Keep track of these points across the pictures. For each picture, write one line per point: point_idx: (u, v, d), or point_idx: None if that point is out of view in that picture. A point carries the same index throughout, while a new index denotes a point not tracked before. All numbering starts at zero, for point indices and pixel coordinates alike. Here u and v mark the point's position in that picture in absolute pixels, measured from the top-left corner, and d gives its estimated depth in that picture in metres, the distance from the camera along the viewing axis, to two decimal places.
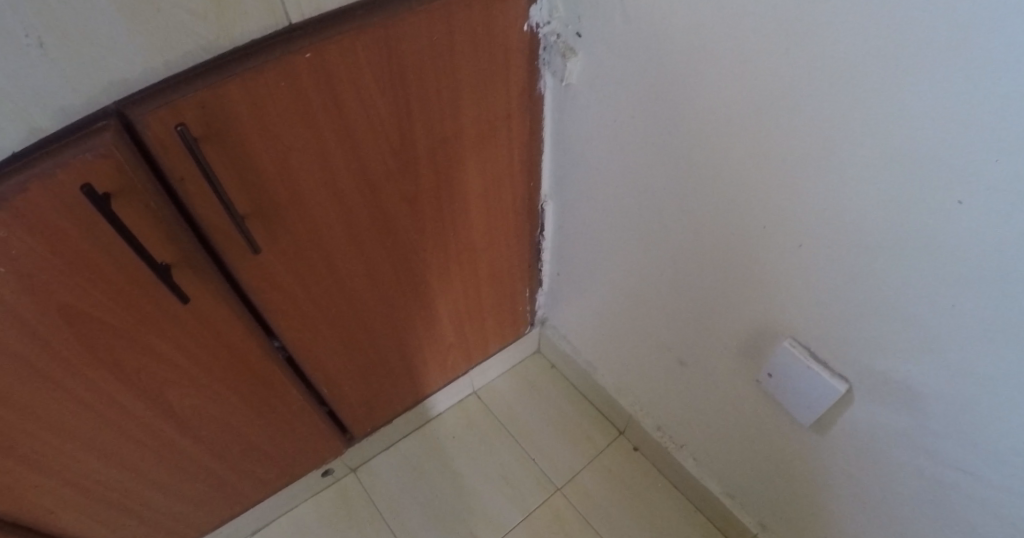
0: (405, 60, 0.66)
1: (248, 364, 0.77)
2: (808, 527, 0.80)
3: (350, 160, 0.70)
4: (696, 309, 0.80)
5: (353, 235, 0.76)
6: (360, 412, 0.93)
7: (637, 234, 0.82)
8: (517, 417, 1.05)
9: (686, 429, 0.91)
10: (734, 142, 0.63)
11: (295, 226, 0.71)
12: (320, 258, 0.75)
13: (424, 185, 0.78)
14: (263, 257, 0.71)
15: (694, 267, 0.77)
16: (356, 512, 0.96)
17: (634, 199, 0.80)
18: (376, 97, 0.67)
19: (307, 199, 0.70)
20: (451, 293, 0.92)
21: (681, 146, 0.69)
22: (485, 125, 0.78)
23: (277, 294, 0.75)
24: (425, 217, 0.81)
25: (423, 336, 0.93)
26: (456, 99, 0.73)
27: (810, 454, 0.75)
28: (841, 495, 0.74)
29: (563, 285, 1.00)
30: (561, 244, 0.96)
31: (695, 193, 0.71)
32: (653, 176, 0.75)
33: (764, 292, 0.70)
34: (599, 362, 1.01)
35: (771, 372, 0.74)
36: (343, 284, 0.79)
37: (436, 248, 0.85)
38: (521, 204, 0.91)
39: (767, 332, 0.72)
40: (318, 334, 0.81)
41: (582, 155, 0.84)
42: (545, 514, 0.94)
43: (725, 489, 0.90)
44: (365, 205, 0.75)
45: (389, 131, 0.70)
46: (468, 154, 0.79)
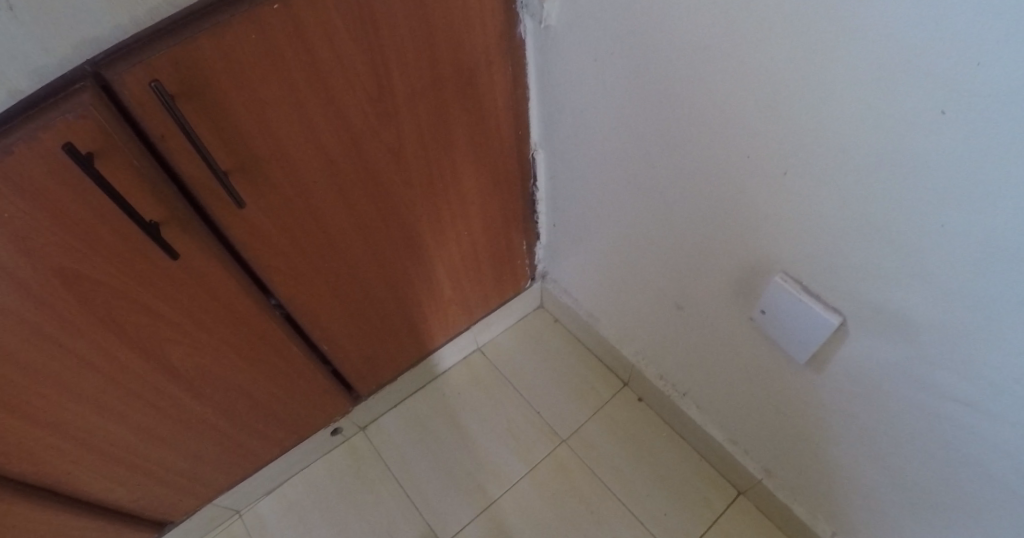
0: (375, 7, 0.65)
1: (247, 323, 0.79)
2: (811, 469, 0.79)
3: (330, 113, 0.70)
4: (690, 250, 0.79)
5: (340, 191, 0.77)
6: (364, 369, 0.95)
7: (628, 177, 0.81)
8: (521, 372, 1.06)
9: (689, 375, 0.90)
10: (712, 70, 0.61)
11: (281, 181, 0.72)
12: (309, 215, 0.76)
13: (408, 138, 0.78)
14: (252, 215, 0.72)
15: (685, 206, 0.75)
16: (367, 468, 0.99)
17: (622, 142, 0.78)
18: (349, 47, 0.66)
19: (290, 154, 0.71)
20: (445, 248, 0.92)
21: (663, 80, 0.67)
22: (466, 74, 0.77)
23: (270, 252, 0.76)
24: (411, 170, 0.81)
25: (422, 292, 0.94)
26: (432, 47, 0.72)
27: (808, 391, 0.74)
28: (841, 432, 0.72)
29: (561, 236, 1.00)
30: (556, 194, 0.95)
31: (681, 128, 0.69)
32: (639, 114, 0.73)
33: (752, 226, 0.68)
34: (601, 312, 1.00)
35: (764, 310, 0.72)
36: (335, 242, 0.81)
37: (426, 203, 0.86)
38: (510, 155, 0.90)
39: (758, 268, 0.71)
40: (315, 291, 0.83)
41: (569, 100, 0.82)
42: (550, 466, 0.95)
43: (729, 436, 0.89)
44: (350, 160, 0.75)
45: (367, 83, 0.70)
46: (451, 104, 0.79)
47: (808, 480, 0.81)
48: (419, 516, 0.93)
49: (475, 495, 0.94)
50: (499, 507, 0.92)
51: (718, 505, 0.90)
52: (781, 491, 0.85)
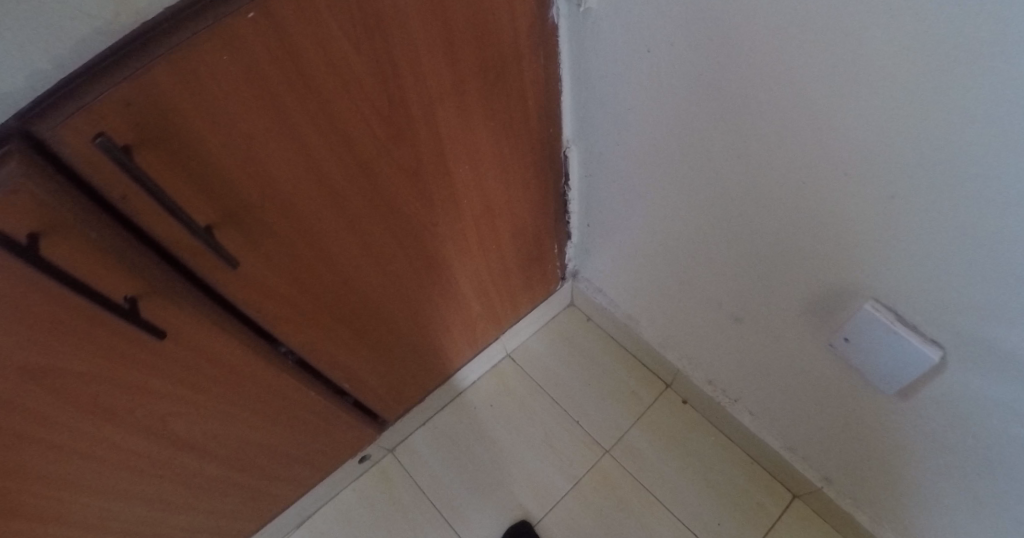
0: (384, 17, 0.51)
1: (254, 378, 0.69)
2: (880, 486, 0.74)
3: (337, 146, 0.57)
4: (751, 272, 0.70)
5: (356, 229, 0.66)
6: (388, 398, 0.87)
7: (679, 190, 0.70)
8: (555, 377, 1.00)
9: (742, 384, 0.84)
10: (798, 106, 0.50)
11: (286, 231, 0.60)
12: (321, 260, 0.65)
13: (427, 158, 0.66)
14: (256, 273, 0.61)
15: (750, 233, 0.65)
16: (402, 494, 0.95)
17: (673, 153, 0.66)
18: (355, 68, 0.53)
19: (295, 200, 0.58)
20: (470, 265, 0.82)
21: (733, 103, 0.55)
22: (491, 79, 0.64)
23: (282, 306, 0.66)
24: (432, 192, 0.70)
25: (445, 310, 0.85)
26: (451, 53, 0.58)
27: (888, 420, 0.67)
28: (919, 458, 0.66)
29: (596, 236, 0.90)
30: (590, 192, 0.84)
31: (753, 154, 0.57)
32: (696, 127, 0.61)
33: (841, 260, 0.58)
34: (641, 315, 0.93)
35: (847, 337, 0.63)
36: (352, 282, 0.70)
37: (450, 223, 0.75)
38: (540, 160, 0.78)
39: (839, 293, 0.61)
40: (329, 333, 0.73)
41: (608, 98, 0.69)
42: (595, 478, 0.92)
43: (785, 443, 0.84)
44: (364, 194, 0.63)
45: (377, 106, 0.57)
46: (474, 114, 0.66)
47: (874, 490, 0.76)
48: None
49: (519, 515, 0.91)
50: (545, 527, 0.89)
51: (773, 510, 0.87)
52: (842, 498, 0.81)
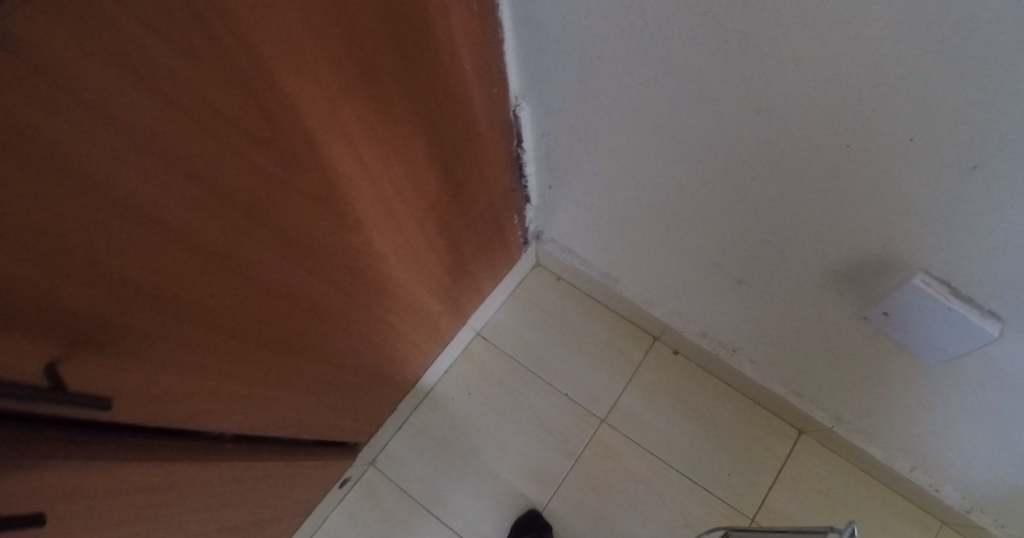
0: (257, 39, 0.33)
1: (199, 482, 0.55)
2: (898, 430, 0.70)
3: (235, 224, 0.40)
4: (757, 241, 0.60)
5: (282, 297, 0.50)
6: (354, 421, 0.77)
7: (665, 156, 0.58)
8: (534, 349, 0.93)
9: (738, 336, 0.78)
10: (848, 71, 0.39)
11: (192, 340, 0.44)
12: (247, 345, 0.50)
13: (355, 186, 0.50)
14: (163, 392, 0.45)
15: (757, 205, 0.56)
16: (393, 506, 0.89)
17: (667, 116, 0.53)
18: (234, 119, 0.35)
19: (197, 306, 0.41)
20: (423, 272, 0.68)
21: (753, 63, 0.44)
22: (417, 65, 0.48)
23: (207, 406, 0.51)
24: (368, 220, 0.54)
25: (405, 324, 0.72)
26: (357, 49, 0.41)
27: (917, 379, 0.60)
28: (944, 409, 0.61)
29: (560, 199, 0.77)
30: (550, 154, 0.70)
31: (777, 124, 0.46)
32: (701, 88, 0.48)
33: (892, 228, 0.48)
34: (620, 273, 0.84)
35: (886, 311, 0.54)
36: (291, 348, 0.55)
37: (396, 242, 0.60)
38: (489, 133, 0.64)
39: (878, 261, 0.52)
40: (269, 403, 0.59)
41: (574, 50, 0.54)
42: (595, 451, 0.87)
43: (791, 388, 0.79)
44: (286, 259, 0.47)
45: (278, 153, 0.39)
46: (403, 114, 0.50)
47: (899, 437, 0.71)
48: None
49: (524, 504, 0.86)
50: (553, 513, 0.85)
51: (780, 449, 0.85)
52: (853, 436, 0.77)
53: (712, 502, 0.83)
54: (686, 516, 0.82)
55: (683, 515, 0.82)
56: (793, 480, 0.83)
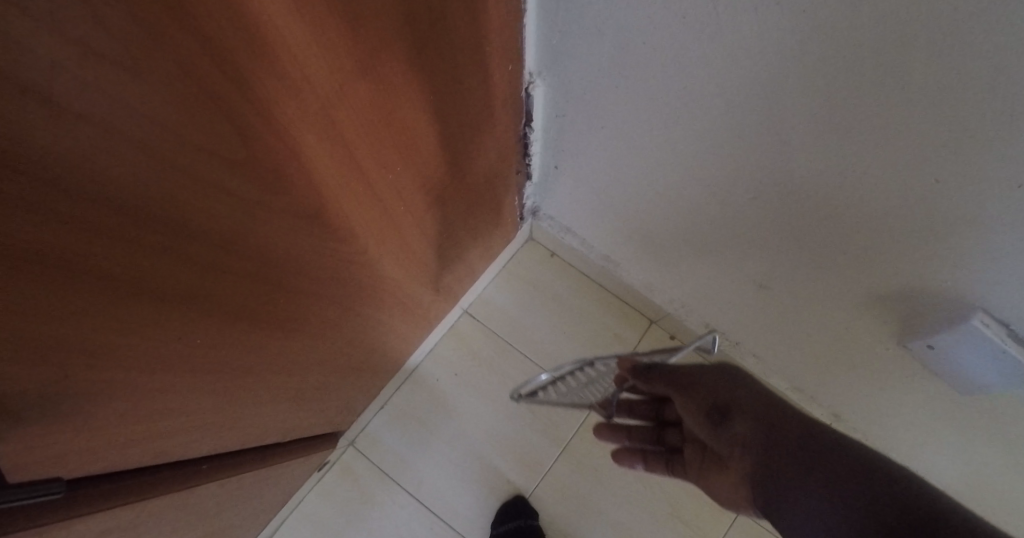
0: (222, 32, 0.25)
1: (181, 508, 0.49)
2: (903, 437, 0.72)
3: (188, 254, 0.32)
4: (804, 247, 0.55)
5: (254, 321, 0.42)
6: (342, 413, 0.71)
7: (707, 140, 0.52)
8: (525, 329, 0.89)
9: (746, 331, 0.74)
10: (973, 87, 0.35)
11: (141, 378, 0.36)
12: (212, 374, 0.42)
13: (347, 199, 0.41)
14: (112, 434, 0.37)
15: (809, 210, 0.52)
16: (372, 486, 0.84)
17: (715, 97, 0.47)
18: (182, 135, 0.26)
19: (140, 343, 0.34)
20: (419, 271, 0.61)
21: (850, 53, 0.38)
22: (431, 55, 0.39)
23: (170, 439, 0.44)
24: (362, 231, 0.45)
25: (395, 323, 0.65)
26: (360, 43, 0.33)
27: (936, 397, 0.61)
28: (951, 428, 0.64)
29: (564, 180, 0.69)
30: (561, 136, 0.62)
31: (859, 114, 0.41)
32: (772, 71, 0.43)
33: (955, 266, 0.47)
34: (622, 259, 0.78)
35: (931, 344, 0.53)
36: (265, 368, 0.48)
37: (392, 247, 0.52)
38: (501, 116, 0.55)
39: (926, 295, 0.51)
40: (254, 419, 0.53)
41: (615, 23, 0.46)
42: (585, 437, 0.86)
43: (792, 385, 0.79)
44: (256, 283, 0.39)
45: (246, 169, 0.31)
46: (412, 113, 0.41)
47: (892, 435, 0.73)
48: (452, 528, 0.83)
49: (510, 490, 0.84)
50: (539, 499, 0.83)
51: None
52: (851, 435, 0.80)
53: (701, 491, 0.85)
54: (674, 504, 0.84)
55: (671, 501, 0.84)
56: None
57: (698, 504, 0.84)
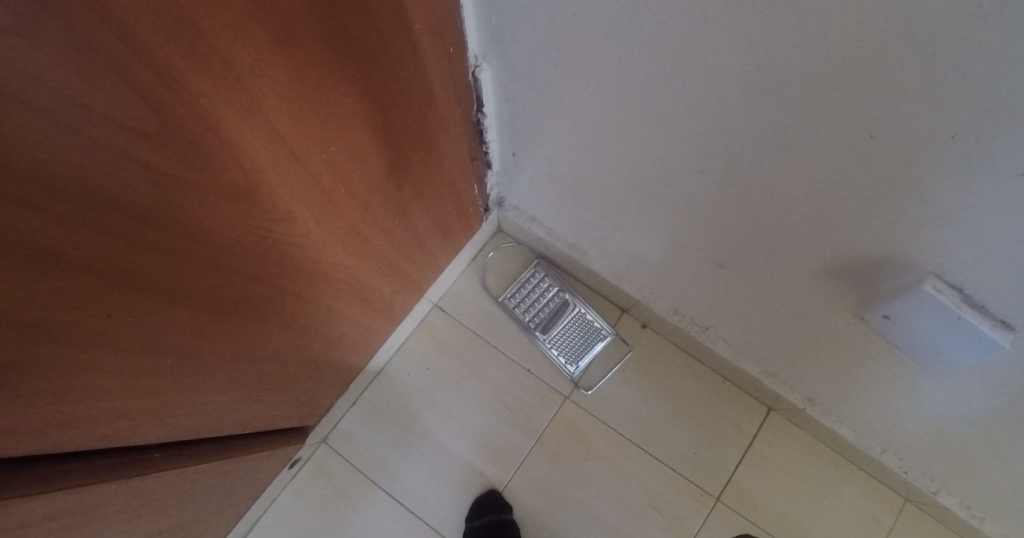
0: (135, 26, 0.24)
1: (143, 495, 0.49)
2: (872, 414, 0.73)
3: (106, 227, 0.30)
4: (751, 226, 0.56)
5: (194, 303, 0.40)
6: (308, 407, 0.72)
7: (644, 126, 0.53)
8: (497, 322, 0.91)
9: (712, 316, 0.77)
10: (866, 71, 0.36)
11: (69, 359, 0.34)
12: (153, 358, 0.40)
13: (279, 179, 0.40)
14: (41, 417, 0.35)
15: (755, 190, 0.52)
16: (346, 484, 0.85)
17: (655, 80, 0.47)
18: (89, 105, 0.25)
19: (72, 321, 0.32)
20: (377, 259, 0.62)
21: (765, 42, 0.38)
22: (356, 34, 0.38)
23: (110, 425, 0.42)
24: (301, 212, 0.45)
25: (355, 312, 0.66)
26: (292, 30, 0.33)
27: (892, 371, 0.62)
28: (919, 402, 0.64)
29: (524, 166, 0.71)
30: (514, 120, 0.63)
31: (788, 100, 0.41)
32: (703, 58, 0.42)
33: (900, 234, 0.46)
34: (587, 245, 0.80)
35: (886, 314, 0.53)
36: (212, 356, 0.46)
37: (338, 232, 0.51)
38: (445, 102, 0.56)
39: (869, 267, 0.51)
40: (221, 407, 0.53)
41: (548, 4, 0.46)
42: (559, 430, 0.87)
43: (763, 369, 0.81)
44: (197, 264, 0.38)
45: (163, 140, 0.29)
46: (344, 93, 0.41)
47: (858, 412, 0.75)
48: (426, 523, 0.84)
49: (484, 484, 0.85)
50: (512, 492, 0.85)
51: (752, 429, 0.89)
52: (824, 416, 0.81)
53: (677, 480, 0.86)
54: (651, 495, 0.86)
55: (645, 489, 0.86)
56: (759, 457, 0.87)
57: (675, 493, 0.86)
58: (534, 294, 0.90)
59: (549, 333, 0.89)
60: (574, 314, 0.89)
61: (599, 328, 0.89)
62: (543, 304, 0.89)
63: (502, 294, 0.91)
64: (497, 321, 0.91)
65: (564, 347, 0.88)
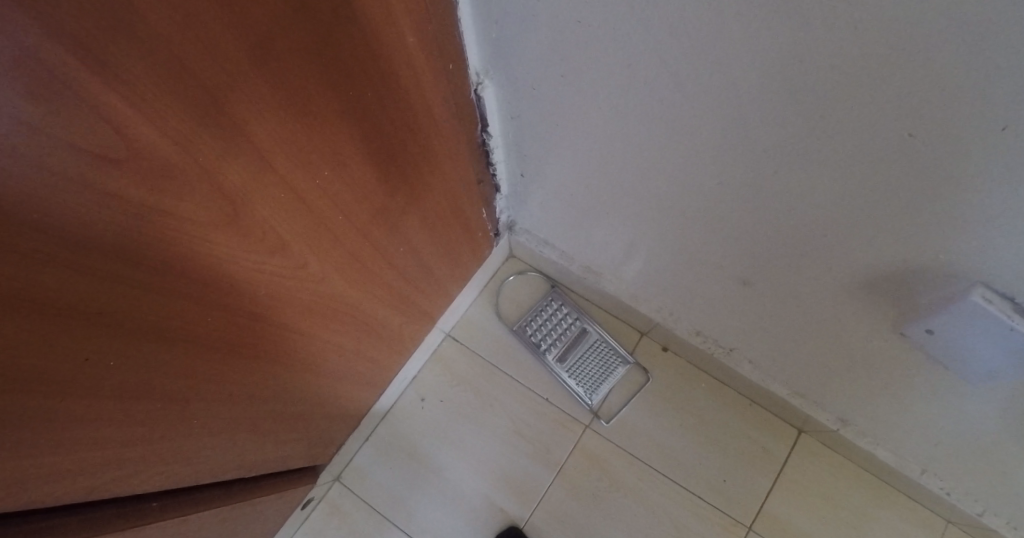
0: (96, 38, 0.22)
1: None
2: (914, 436, 0.68)
3: (83, 262, 0.28)
4: (776, 239, 0.53)
5: (184, 342, 0.38)
6: (317, 445, 0.69)
7: (656, 138, 0.50)
8: (511, 349, 0.88)
9: (736, 336, 0.73)
10: (893, 64, 0.34)
11: (46, 409, 0.31)
12: (141, 402, 0.38)
13: (268, 207, 0.38)
14: (20, 473, 0.32)
15: (782, 200, 0.49)
16: (360, 524, 0.81)
17: (666, 88, 0.45)
18: (35, 125, 0.22)
19: (55, 366, 0.30)
20: (382, 288, 0.59)
21: (788, 37, 0.36)
22: (345, 51, 0.36)
23: (100, 476, 0.39)
24: (296, 241, 0.42)
25: (362, 345, 0.63)
26: (277, 47, 0.31)
27: (936, 388, 0.58)
28: (967, 421, 0.60)
29: (532, 187, 0.69)
30: (520, 139, 0.61)
31: (820, 98, 0.38)
32: (718, 60, 0.40)
33: (940, 241, 0.43)
34: (602, 266, 0.77)
35: (929, 328, 0.49)
36: (206, 397, 0.43)
37: (338, 261, 0.49)
38: (447, 121, 0.54)
39: (905, 277, 0.48)
40: (223, 450, 0.50)
41: (548, 11, 0.44)
42: (581, 460, 0.83)
43: (793, 390, 0.77)
44: (186, 299, 0.35)
45: (128, 166, 0.27)
46: (337, 112, 0.39)
47: (898, 433, 0.70)
48: None
49: (504, 521, 0.81)
50: (534, 528, 0.81)
51: (784, 453, 0.84)
52: (860, 438, 0.76)
53: (707, 511, 0.82)
54: (680, 527, 0.81)
55: (674, 521, 0.81)
56: (793, 484, 0.83)
57: (707, 525, 0.81)
58: (551, 322, 0.87)
59: (565, 359, 0.86)
60: (592, 340, 0.86)
61: (618, 354, 0.86)
62: (560, 333, 0.87)
63: (518, 322, 0.88)
64: (511, 349, 0.88)
65: (582, 374, 0.85)
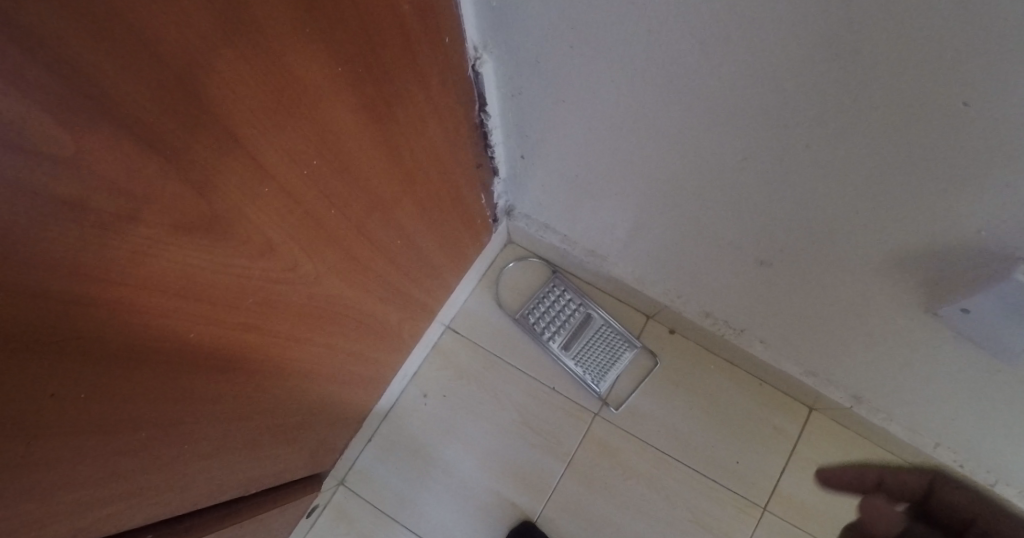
0: (47, 33, 0.18)
1: None
2: (934, 412, 0.66)
3: (48, 288, 0.24)
4: (799, 217, 0.50)
5: (165, 362, 0.34)
6: (319, 452, 0.66)
7: (673, 116, 0.47)
8: (513, 339, 0.85)
9: (748, 317, 0.71)
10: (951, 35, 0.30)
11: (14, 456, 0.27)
12: (123, 432, 0.34)
13: (251, 206, 0.33)
14: None
15: (810, 178, 0.45)
16: (367, 527, 0.79)
17: (686, 63, 0.41)
18: None
19: (27, 408, 0.26)
20: (378, 285, 0.56)
21: (837, 2, 0.31)
22: (333, 27, 0.32)
23: (84, 517, 0.35)
24: (285, 242, 0.38)
25: (359, 345, 0.60)
26: (257, 25, 0.27)
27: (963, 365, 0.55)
28: (994, 398, 0.58)
29: (534, 169, 0.65)
30: (520, 118, 0.57)
31: (868, 69, 0.34)
32: (748, 33, 0.36)
33: (985, 219, 0.40)
34: (606, 250, 0.74)
35: (965, 308, 0.47)
36: (198, 418, 0.40)
37: (331, 259, 0.45)
38: (442, 102, 0.49)
39: (940, 256, 0.45)
40: (220, 469, 0.47)
41: None
42: (591, 450, 0.81)
43: (806, 370, 0.74)
44: (169, 315, 0.32)
45: (94, 175, 0.23)
46: (325, 97, 0.35)
47: (916, 410, 0.68)
48: None
49: (516, 515, 0.79)
50: (548, 521, 0.79)
51: (796, 431, 0.82)
52: (874, 415, 0.74)
53: (722, 495, 0.80)
54: (694, 510, 0.79)
55: (689, 507, 0.79)
56: (807, 463, 0.81)
57: (722, 508, 0.79)
58: (555, 309, 0.84)
59: (571, 347, 0.83)
60: (597, 326, 0.83)
61: (625, 339, 0.83)
62: (564, 319, 0.84)
63: (520, 310, 0.85)
64: (514, 339, 0.85)
65: (590, 362, 0.82)
